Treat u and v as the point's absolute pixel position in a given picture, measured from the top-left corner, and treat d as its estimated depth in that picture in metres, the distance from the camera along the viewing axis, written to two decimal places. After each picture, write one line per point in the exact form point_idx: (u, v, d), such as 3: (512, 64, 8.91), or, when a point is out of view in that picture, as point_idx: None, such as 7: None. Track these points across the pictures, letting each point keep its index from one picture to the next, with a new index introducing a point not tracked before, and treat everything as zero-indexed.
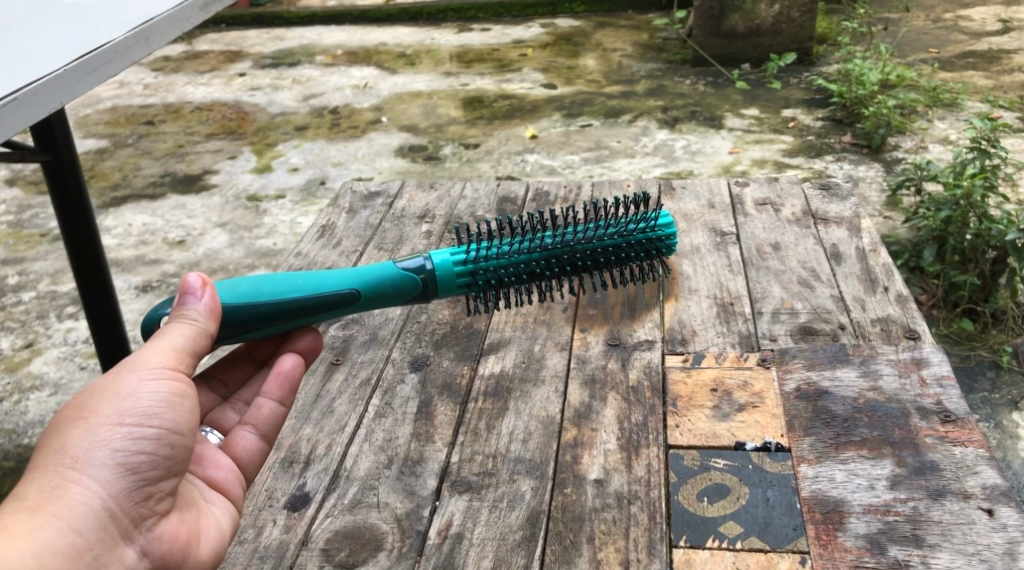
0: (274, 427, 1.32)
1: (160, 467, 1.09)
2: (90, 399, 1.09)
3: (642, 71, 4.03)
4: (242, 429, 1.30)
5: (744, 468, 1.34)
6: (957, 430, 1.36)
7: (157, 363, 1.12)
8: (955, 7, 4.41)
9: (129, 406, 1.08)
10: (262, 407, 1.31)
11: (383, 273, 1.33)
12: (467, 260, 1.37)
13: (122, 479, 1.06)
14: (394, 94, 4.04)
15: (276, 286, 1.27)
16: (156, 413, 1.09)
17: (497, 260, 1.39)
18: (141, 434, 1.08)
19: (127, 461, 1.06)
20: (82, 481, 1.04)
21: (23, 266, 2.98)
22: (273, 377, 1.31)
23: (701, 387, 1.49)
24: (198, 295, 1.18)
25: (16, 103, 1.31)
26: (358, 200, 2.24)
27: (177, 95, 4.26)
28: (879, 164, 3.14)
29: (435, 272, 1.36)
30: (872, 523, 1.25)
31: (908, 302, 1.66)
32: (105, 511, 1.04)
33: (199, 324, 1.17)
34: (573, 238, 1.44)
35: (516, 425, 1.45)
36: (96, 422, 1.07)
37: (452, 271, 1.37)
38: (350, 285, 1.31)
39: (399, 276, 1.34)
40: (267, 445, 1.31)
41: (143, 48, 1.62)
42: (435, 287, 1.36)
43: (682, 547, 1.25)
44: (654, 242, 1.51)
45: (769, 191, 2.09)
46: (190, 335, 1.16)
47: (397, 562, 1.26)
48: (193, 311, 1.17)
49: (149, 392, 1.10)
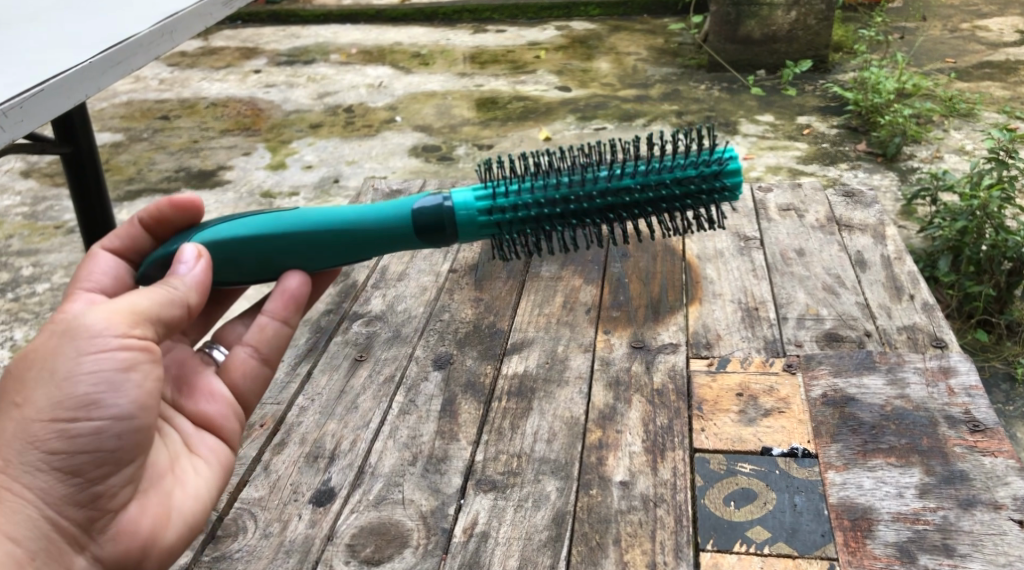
0: (277, 346, 1.32)
1: (103, 459, 1.11)
2: (27, 383, 1.10)
3: (657, 75, 4.03)
4: (241, 348, 1.30)
5: (771, 474, 1.34)
6: (986, 439, 1.35)
7: (104, 336, 1.11)
8: (972, 16, 4.40)
9: (65, 396, 1.09)
10: (264, 328, 1.29)
11: (396, 221, 1.21)
12: (494, 199, 1.19)
13: (63, 479, 1.09)
14: (409, 94, 4.04)
15: (278, 250, 1.22)
16: (97, 400, 1.10)
17: (527, 198, 1.19)
18: (80, 428, 1.09)
19: (67, 461, 1.09)
20: (17, 487, 1.07)
21: (37, 258, 2.99)
22: (277, 299, 1.26)
23: (726, 392, 1.48)
24: (191, 264, 1.17)
25: (45, 94, 1.31)
26: (380, 197, 2.24)
27: (193, 90, 4.27)
28: (894, 173, 3.13)
29: (453, 211, 1.20)
30: (901, 531, 1.24)
31: (935, 311, 1.66)
32: (44, 518, 1.09)
33: (177, 291, 1.15)
34: (617, 174, 1.20)
35: (541, 424, 1.45)
36: (29, 416, 1.08)
37: (474, 217, 1.20)
38: (360, 237, 1.21)
39: (415, 229, 1.21)
40: (269, 366, 1.32)
41: (167, 43, 1.62)
42: (452, 229, 1.21)
43: (709, 551, 1.24)
44: (713, 181, 1.19)
45: (792, 197, 2.08)
46: (157, 300, 1.14)
47: (423, 560, 1.26)
48: (178, 283, 1.15)
49: (87, 378, 1.10)
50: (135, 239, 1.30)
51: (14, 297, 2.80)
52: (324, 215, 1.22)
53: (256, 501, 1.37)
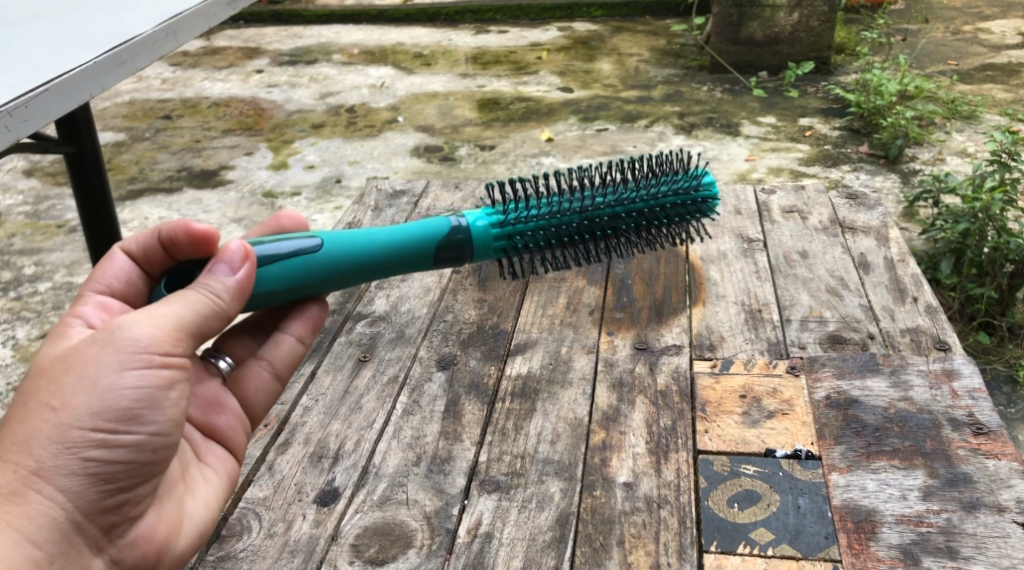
0: (290, 365, 1.31)
1: (135, 471, 1.07)
2: (63, 383, 1.04)
3: (659, 76, 4.03)
4: (257, 365, 1.29)
5: (775, 475, 1.34)
6: (990, 442, 1.36)
7: (147, 350, 1.06)
8: (974, 19, 4.40)
9: (104, 403, 1.04)
10: (282, 344, 1.29)
11: (418, 249, 1.25)
12: (502, 223, 1.31)
13: (94, 489, 1.05)
14: (411, 94, 4.04)
15: (303, 288, 1.21)
16: (137, 417, 1.06)
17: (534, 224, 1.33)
18: (118, 441, 1.05)
19: (100, 470, 1.05)
20: (47, 491, 1.02)
21: (39, 257, 2.99)
22: (299, 320, 1.28)
23: (730, 394, 1.49)
24: (233, 267, 1.12)
25: (49, 93, 1.31)
26: (384, 198, 2.24)
27: (195, 90, 4.27)
28: (896, 175, 3.13)
29: (469, 236, 1.29)
30: (905, 534, 1.25)
31: (938, 313, 1.66)
32: (70, 523, 1.04)
33: (219, 303, 1.11)
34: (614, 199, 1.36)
35: (545, 425, 1.45)
36: (67, 420, 1.03)
37: (489, 234, 1.30)
38: (383, 265, 1.24)
39: (436, 254, 1.27)
40: (280, 384, 1.31)
41: (171, 43, 1.63)
42: (470, 252, 1.29)
43: (713, 552, 1.25)
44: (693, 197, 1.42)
45: (796, 199, 2.08)
46: (201, 314, 1.10)
47: (426, 560, 1.27)
48: (218, 285, 1.11)
49: (128, 387, 1.05)
50: (148, 248, 1.22)
51: (16, 296, 2.81)
52: (346, 238, 1.22)
53: (260, 501, 1.37)
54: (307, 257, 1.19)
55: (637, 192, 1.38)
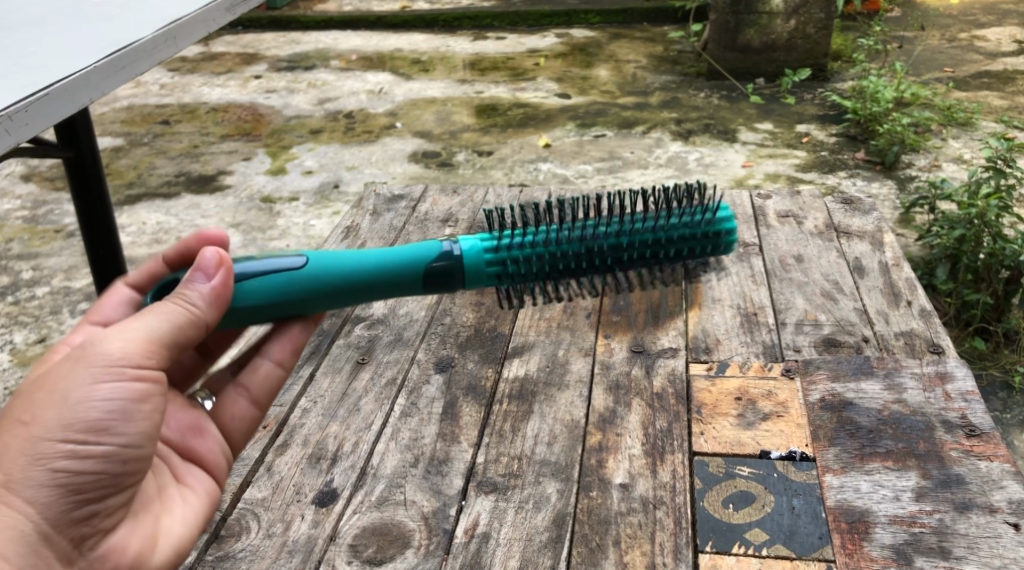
0: (269, 390, 1.30)
1: (108, 482, 1.06)
2: (35, 400, 1.04)
3: (656, 83, 4.05)
4: (235, 394, 1.28)
5: (769, 476, 1.35)
6: (982, 444, 1.37)
7: (120, 364, 1.06)
8: (970, 26, 4.42)
9: (77, 414, 1.04)
10: (259, 370, 1.28)
11: (406, 273, 1.19)
12: (497, 248, 1.22)
13: (62, 502, 1.03)
14: (408, 100, 4.06)
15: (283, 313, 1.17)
16: (107, 427, 1.05)
17: (533, 250, 1.23)
18: (87, 451, 1.04)
19: (71, 480, 1.03)
20: (15, 503, 1.01)
21: (38, 261, 3.00)
22: (281, 342, 1.25)
23: (725, 396, 1.50)
24: (209, 274, 1.10)
25: (49, 98, 1.32)
26: (382, 202, 2.26)
27: (194, 96, 4.29)
28: (892, 181, 3.14)
29: (461, 260, 1.21)
30: (898, 534, 1.26)
31: (932, 317, 1.67)
32: (38, 535, 1.02)
33: (195, 311, 1.09)
34: (626, 229, 1.25)
35: (542, 427, 1.46)
36: (38, 432, 1.02)
37: (482, 259, 1.21)
38: (369, 292, 1.18)
39: (426, 280, 1.20)
40: (259, 410, 1.31)
41: (172, 48, 1.64)
42: (463, 279, 1.22)
43: (708, 552, 1.26)
44: (710, 236, 1.29)
45: (791, 203, 2.10)
46: (175, 325, 1.09)
47: (424, 560, 1.28)
48: (195, 294, 1.09)
49: (102, 398, 1.05)
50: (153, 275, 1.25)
51: (14, 300, 2.82)
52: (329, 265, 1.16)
53: (259, 501, 1.38)
54: (286, 289, 1.15)
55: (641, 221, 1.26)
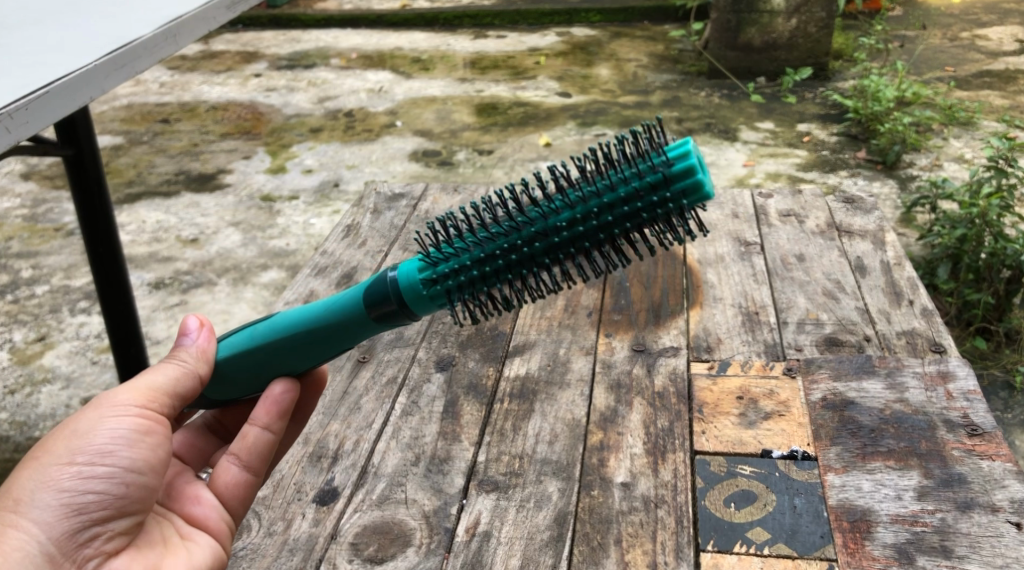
0: (261, 455, 1.20)
1: (111, 507, 1.06)
2: (47, 437, 1.08)
3: (657, 81, 4.05)
4: (224, 460, 1.19)
5: (771, 475, 1.35)
6: (984, 443, 1.37)
7: (125, 402, 1.10)
8: (972, 26, 4.42)
9: (84, 443, 1.07)
10: (247, 436, 1.18)
11: (350, 304, 1.10)
12: (431, 263, 1.06)
13: (66, 521, 1.04)
14: (409, 99, 4.05)
15: (256, 373, 1.17)
16: (110, 452, 1.07)
17: (463, 258, 1.04)
18: (91, 473, 1.06)
19: (76, 501, 1.04)
20: (22, 524, 1.02)
21: (37, 260, 3.00)
22: (260, 405, 1.16)
23: (726, 394, 1.50)
24: (193, 336, 1.16)
25: (50, 95, 1.32)
26: (383, 201, 2.25)
27: (193, 94, 4.28)
28: (893, 181, 3.14)
29: (396, 281, 1.07)
30: (900, 533, 1.25)
31: (934, 316, 1.67)
32: (43, 556, 1.02)
33: (187, 363, 1.14)
34: (553, 209, 1.01)
35: (543, 426, 1.46)
36: (48, 460, 1.05)
37: (417, 281, 1.06)
38: (325, 332, 1.12)
39: (370, 312, 1.09)
40: (254, 475, 1.20)
41: (172, 46, 1.63)
42: (400, 302, 1.07)
43: (710, 551, 1.25)
44: (663, 193, 0.97)
45: (793, 202, 2.10)
46: (175, 376, 1.12)
47: (425, 558, 1.27)
48: (185, 352, 1.14)
49: (109, 429, 1.08)
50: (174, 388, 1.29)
51: (14, 299, 2.82)
52: (288, 321, 1.13)
53: (260, 500, 1.38)
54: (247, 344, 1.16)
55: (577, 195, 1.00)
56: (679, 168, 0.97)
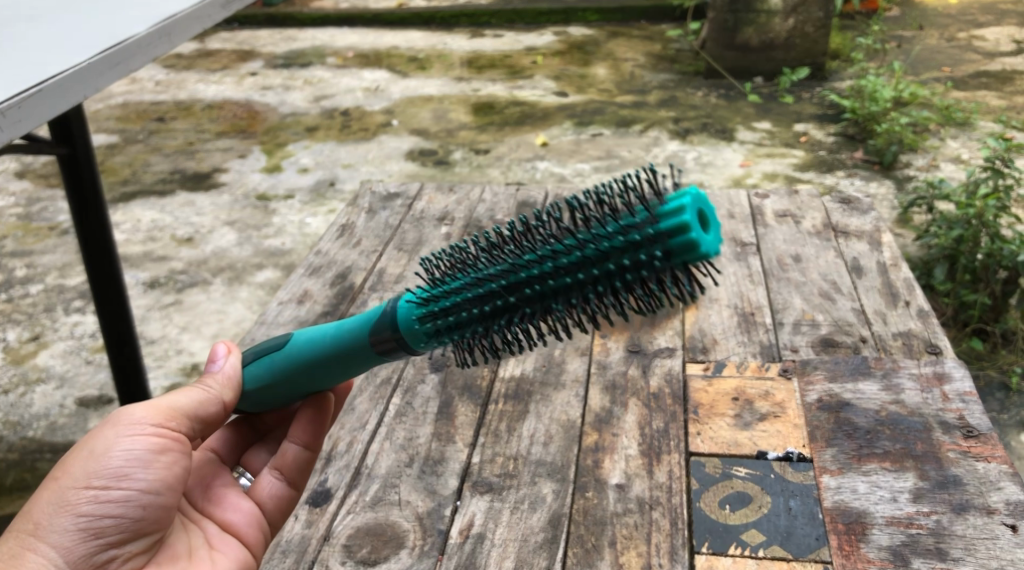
0: (301, 470, 1.25)
1: (129, 529, 1.07)
2: (65, 458, 1.08)
3: (654, 81, 4.04)
4: (266, 472, 1.24)
5: (766, 477, 1.35)
6: (980, 445, 1.36)
7: (141, 421, 1.09)
8: (969, 26, 4.42)
9: (101, 465, 1.06)
10: (287, 453, 1.23)
11: (354, 334, 1.07)
12: (427, 302, 1.03)
13: (83, 545, 1.05)
14: (405, 98, 4.04)
15: (262, 400, 1.15)
16: (127, 474, 1.07)
17: (455, 300, 1.01)
18: (108, 496, 1.06)
19: (93, 526, 1.05)
20: (40, 548, 1.03)
21: (31, 259, 2.99)
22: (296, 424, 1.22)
23: (722, 396, 1.49)
24: (221, 361, 1.14)
25: (43, 93, 1.31)
26: (378, 200, 2.25)
27: (189, 93, 4.27)
28: (890, 181, 3.14)
29: (395, 315, 1.06)
30: (895, 535, 1.25)
31: (930, 317, 1.66)
32: None
33: (212, 389, 1.12)
34: (544, 261, 0.95)
35: (537, 427, 1.45)
36: (64, 482, 1.05)
37: (414, 316, 1.04)
38: (326, 361, 1.09)
39: (370, 339, 1.06)
40: (295, 489, 1.26)
41: (166, 45, 1.62)
42: (395, 333, 1.06)
43: (704, 554, 1.25)
44: (652, 255, 0.89)
45: (789, 203, 2.09)
46: (197, 400, 1.11)
47: (418, 561, 1.27)
48: (211, 378, 1.12)
49: (124, 450, 1.08)
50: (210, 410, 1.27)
51: (8, 298, 2.81)
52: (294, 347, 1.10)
53: None
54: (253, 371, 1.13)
55: (566, 246, 0.94)
56: (671, 225, 0.88)
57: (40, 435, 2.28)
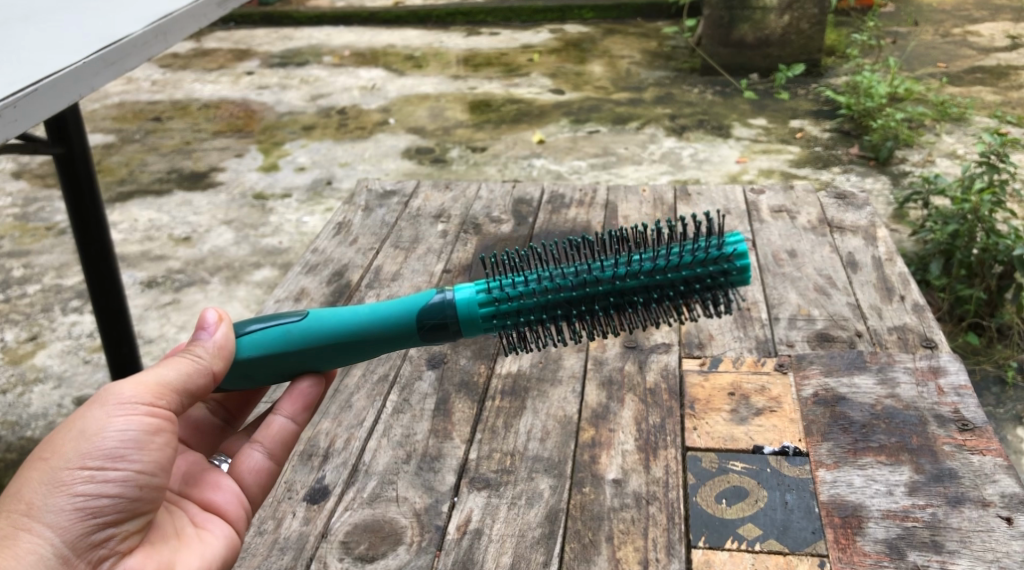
0: (284, 443, 1.25)
1: (125, 509, 1.07)
2: (55, 438, 1.07)
3: (650, 79, 4.04)
4: (248, 448, 1.24)
5: (762, 471, 1.35)
6: (975, 438, 1.37)
7: (132, 400, 1.09)
8: (964, 21, 4.43)
9: (95, 445, 1.06)
10: (273, 425, 1.23)
11: (399, 319, 1.12)
12: (491, 296, 1.11)
13: (79, 525, 1.04)
14: (402, 96, 4.04)
15: (269, 373, 1.17)
16: (121, 455, 1.07)
17: (524, 298, 1.10)
18: (104, 477, 1.06)
19: (90, 505, 1.05)
20: (36, 528, 1.02)
21: (28, 259, 2.99)
22: (287, 397, 1.20)
23: (718, 391, 1.50)
24: (211, 331, 1.13)
25: (38, 93, 1.31)
26: (374, 198, 2.25)
27: (185, 92, 4.27)
28: (886, 177, 3.14)
29: (454, 304, 1.11)
30: (891, 529, 1.26)
31: (925, 312, 1.67)
32: (58, 559, 1.02)
33: (201, 359, 1.12)
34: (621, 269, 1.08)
35: (534, 423, 1.46)
36: (58, 463, 1.05)
37: (475, 309, 1.11)
38: (364, 341, 1.14)
39: (420, 325, 1.12)
40: (277, 464, 1.25)
41: (162, 44, 1.62)
42: (455, 325, 1.12)
43: (701, 548, 1.25)
44: (718, 276, 1.08)
45: (785, 198, 2.10)
46: (186, 371, 1.11)
47: (416, 557, 1.27)
48: (201, 348, 1.12)
49: (118, 430, 1.07)
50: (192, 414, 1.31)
51: (5, 298, 2.80)
52: (327, 323, 1.14)
53: None
54: (275, 345, 1.15)
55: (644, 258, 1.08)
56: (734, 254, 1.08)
57: (39, 436, 2.28)
